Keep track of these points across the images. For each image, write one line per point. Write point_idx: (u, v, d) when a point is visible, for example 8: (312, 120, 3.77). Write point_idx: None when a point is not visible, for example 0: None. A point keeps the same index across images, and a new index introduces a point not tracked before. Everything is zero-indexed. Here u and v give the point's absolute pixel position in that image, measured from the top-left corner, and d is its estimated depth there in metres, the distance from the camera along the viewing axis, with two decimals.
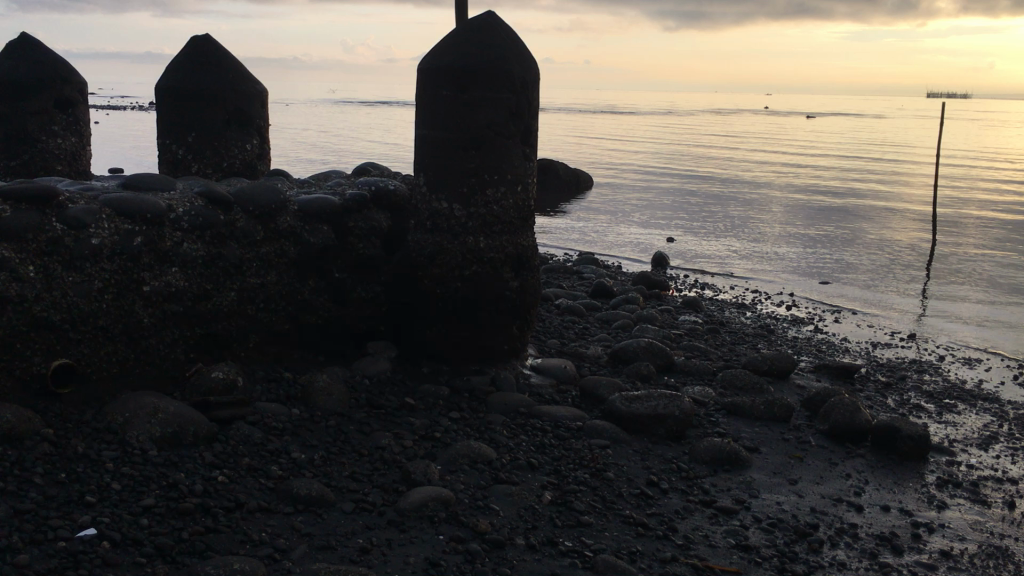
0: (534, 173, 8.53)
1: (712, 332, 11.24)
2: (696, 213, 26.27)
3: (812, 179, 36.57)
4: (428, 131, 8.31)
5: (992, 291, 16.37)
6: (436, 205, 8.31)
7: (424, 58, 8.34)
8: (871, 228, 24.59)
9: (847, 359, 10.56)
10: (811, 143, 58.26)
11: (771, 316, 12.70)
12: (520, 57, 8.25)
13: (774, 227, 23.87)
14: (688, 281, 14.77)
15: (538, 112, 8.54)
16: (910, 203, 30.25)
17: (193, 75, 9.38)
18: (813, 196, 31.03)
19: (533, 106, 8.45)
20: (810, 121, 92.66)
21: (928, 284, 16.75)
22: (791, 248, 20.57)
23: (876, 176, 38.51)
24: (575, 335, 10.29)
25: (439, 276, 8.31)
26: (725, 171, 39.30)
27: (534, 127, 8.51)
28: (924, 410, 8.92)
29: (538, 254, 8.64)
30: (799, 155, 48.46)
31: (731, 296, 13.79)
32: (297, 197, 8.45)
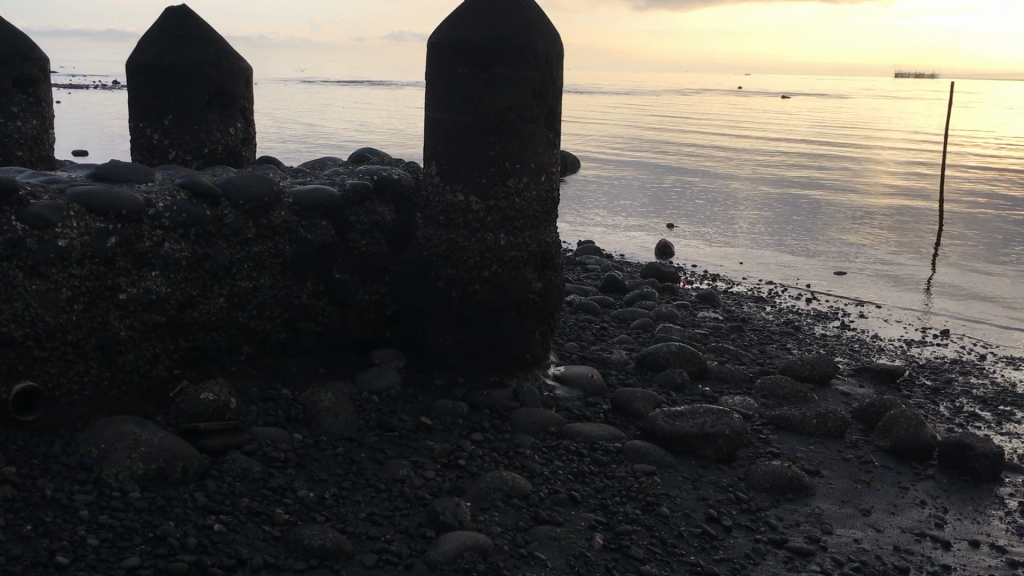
0: (557, 162, 7.64)
1: (737, 331, 10.45)
2: (686, 202, 25.56)
3: (797, 164, 35.99)
4: (440, 115, 7.40)
5: (1006, 287, 15.74)
6: (450, 199, 7.41)
7: (435, 33, 7.44)
8: (867, 215, 24.01)
9: (885, 360, 9.80)
10: (790, 126, 57.76)
11: (793, 311, 11.94)
12: (545, 31, 7.34)
13: (768, 217, 23.24)
14: (697, 273, 14.00)
15: (563, 92, 7.65)
16: (900, 186, 29.74)
17: (169, 49, 8.34)
18: (802, 182, 30.42)
19: (557, 85, 7.55)
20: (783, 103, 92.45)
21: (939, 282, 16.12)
22: (791, 239, 19.91)
23: (861, 160, 37.96)
24: (592, 337, 9.44)
25: (453, 278, 7.41)
26: (708, 156, 38.65)
27: (559, 109, 7.62)
28: (982, 420, 8.15)
29: (561, 252, 7.76)
30: (781, 138, 47.90)
31: (745, 290, 13.03)
32: (291, 188, 7.49)
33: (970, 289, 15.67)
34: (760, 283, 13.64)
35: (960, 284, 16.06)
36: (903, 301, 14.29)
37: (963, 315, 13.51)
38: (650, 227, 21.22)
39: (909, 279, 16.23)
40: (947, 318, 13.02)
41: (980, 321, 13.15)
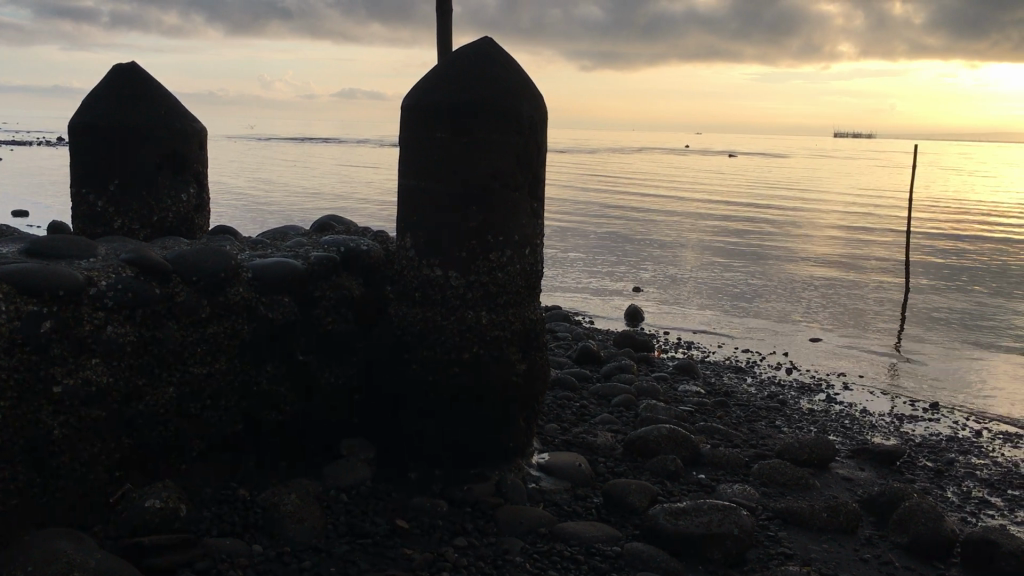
0: (543, 233, 7.07)
1: (723, 406, 9.90)
2: (647, 267, 25.26)
3: (753, 226, 36.12)
4: (416, 182, 6.82)
5: (977, 359, 15.52)
6: (427, 273, 6.79)
7: (410, 95, 6.89)
8: (828, 280, 23.88)
9: (880, 438, 9.30)
10: (739, 186, 58.40)
11: (775, 382, 11.43)
12: (529, 93, 6.83)
13: (731, 283, 22.99)
14: (671, 341, 13.49)
15: (547, 158, 7.11)
16: (857, 250, 29.84)
17: (116, 110, 7.68)
18: (759, 245, 30.40)
19: (542, 152, 7.02)
20: (730, 163, 93.89)
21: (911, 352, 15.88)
22: (757, 306, 19.61)
23: (814, 222, 38.23)
24: (573, 418, 8.81)
25: (431, 360, 6.76)
26: (663, 217, 38.65)
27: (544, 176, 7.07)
28: (993, 507, 7.62)
29: (547, 330, 7.15)
30: (733, 199, 48.26)
31: (722, 359, 12.53)
32: (251, 261, 6.80)
33: (942, 360, 15.41)
34: (736, 351, 13.17)
35: (932, 355, 15.79)
36: (879, 372, 13.93)
37: (943, 389, 13.16)
38: (614, 294, 20.80)
39: (881, 350, 15.93)
40: (928, 392, 12.64)
41: (962, 394, 12.79)
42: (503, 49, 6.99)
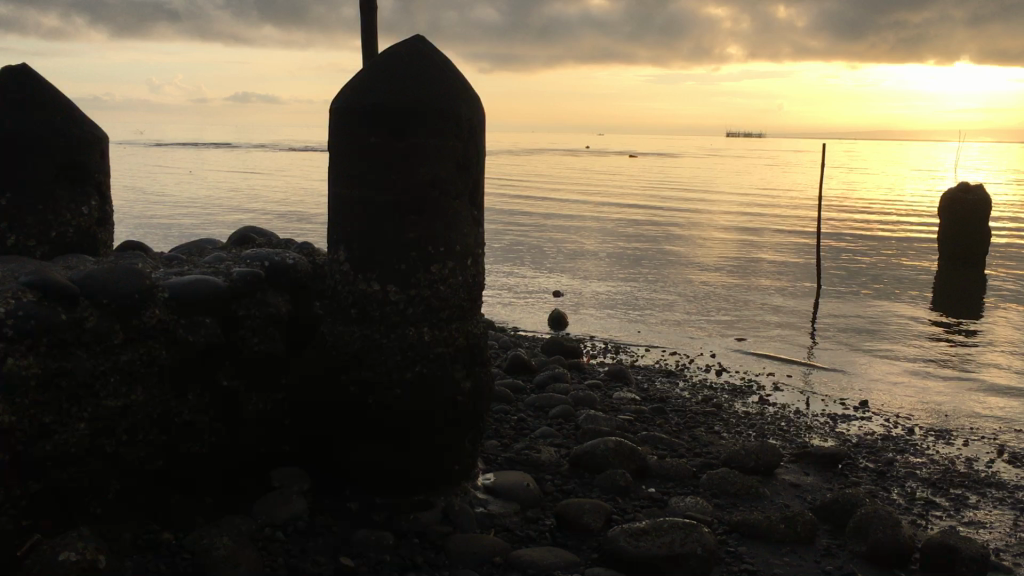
0: (484, 242, 6.70)
1: (660, 413, 9.71)
2: (563, 262, 25.05)
3: (661, 223, 36.43)
4: (348, 191, 6.37)
5: (893, 351, 15.76)
6: (364, 288, 6.35)
7: (339, 97, 6.43)
8: (742, 273, 24.07)
9: (818, 438, 9.23)
10: (643, 185, 59.05)
11: (707, 385, 11.29)
12: (465, 93, 6.43)
13: (648, 278, 22.95)
14: (599, 346, 13.28)
15: (486, 162, 6.73)
16: (764, 245, 30.35)
17: (9, 115, 7.01)
18: (669, 241, 30.60)
19: (481, 156, 6.64)
20: (631, 162, 95.13)
21: (829, 346, 16.04)
22: (677, 302, 19.56)
23: (718, 219, 38.81)
24: (513, 433, 8.45)
25: (369, 381, 6.34)
26: (573, 216, 38.63)
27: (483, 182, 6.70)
28: (939, 506, 7.56)
29: (490, 345, 6.80)
30: (638, 197, 48.70)
31: (652, 363, 12.35)
32: (167, 280, 6.23)
33: (860, 352, 15.59)
34: (665, 355, 13.02)
35: (852, 347, 15.94)
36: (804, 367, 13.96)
37: (867, 382, 13.24)
38: (533, 291, 20.49)
39: (802, 344, 16.01)
40: (853, 387, 12.70)
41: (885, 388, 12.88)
42: (435, 47, 6.58)
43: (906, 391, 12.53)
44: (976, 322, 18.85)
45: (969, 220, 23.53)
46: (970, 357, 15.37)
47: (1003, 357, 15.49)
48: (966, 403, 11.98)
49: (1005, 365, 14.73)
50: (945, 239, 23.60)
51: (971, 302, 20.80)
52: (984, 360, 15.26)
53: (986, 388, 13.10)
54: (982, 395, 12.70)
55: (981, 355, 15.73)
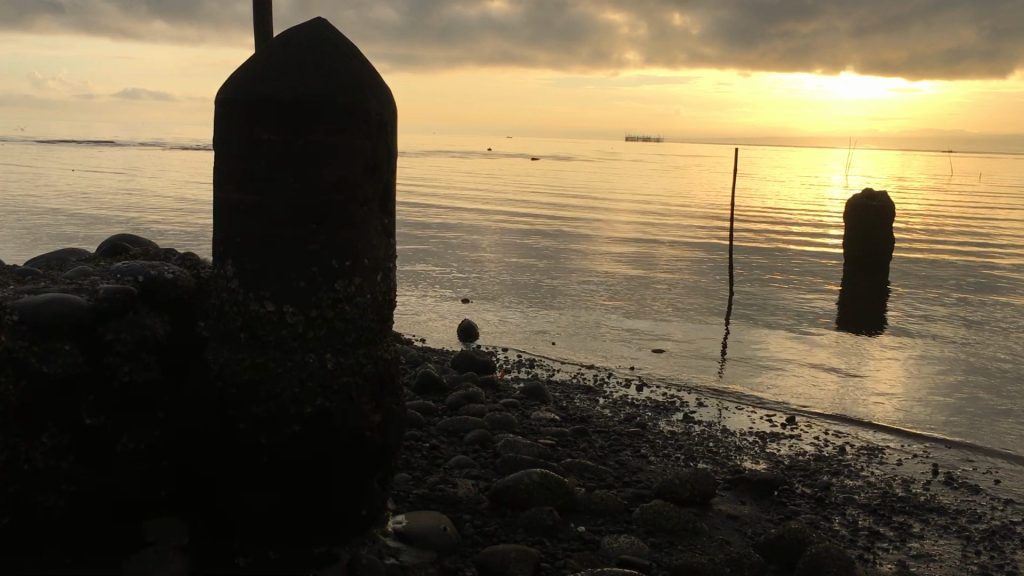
0: (395, 254, 5.88)
1: (583, 435, 9.04)
2: (467, 269, 24.27)
3: (568, 229, 36.00)
4: (238, 197, 5.48)
5: (806, 361, 15.51)
6: (255, 309, 5.45)
7: (228, 87, 5.53)
8: (651, 279, 23.72)
9: (748, 461, 8.71)
10: (548, 189, 58.74)
11: (628, 402, 10.70)
12: (373, 85, 5.59)
13: (555, 284, 22.40)
14: (513, 360, 12.56)
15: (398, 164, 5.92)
16: (671, 252, 30.18)
17: None
18: (577, 248, 30.14)
19: (392, 157, 5.81)
20: (534, 165, 95.03)
21: (744, 356, 15.68)
22: (585, 310, 19.03)
23: (624, 225, 38.65)
24: (426, 463, 7.65)
25: (262, 416, 5.46)
26: (478, 220, 37.86)
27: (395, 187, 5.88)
28: (884, 536, 7.09)
29: (402, 370, 5.98)
30: (544, 202, 48.31)
31: (568, 378, 11.70)
32: (16, 300, 5.22)
33: (775, 362, 15.28)
34: (581, 369, 12.40)
35: (765, 357, 15.64)
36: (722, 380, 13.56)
37: (785, 394, 12.88)
38: (436, 299, 19.67)
39: (716, 354, 15.65)
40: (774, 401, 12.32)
41: (804, 400, 12.53)
42: (338, 31, 5.71)
43: (826, 405, 12.21)
44: (882, 331, 18.89)
45: (875, 229, 23.71)
46: (880, 367, 15.27)
47: (913, 367, 15.44)
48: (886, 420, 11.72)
49: (915, 378, 14.65)
50: (851, 246, 23.86)
51: (875, 310, 20.93)
52: (893, 371, 15.12)
53: (901, 401, 12.91)
54: (899, 408, 12.49)
55: (889, 365, 15.60)
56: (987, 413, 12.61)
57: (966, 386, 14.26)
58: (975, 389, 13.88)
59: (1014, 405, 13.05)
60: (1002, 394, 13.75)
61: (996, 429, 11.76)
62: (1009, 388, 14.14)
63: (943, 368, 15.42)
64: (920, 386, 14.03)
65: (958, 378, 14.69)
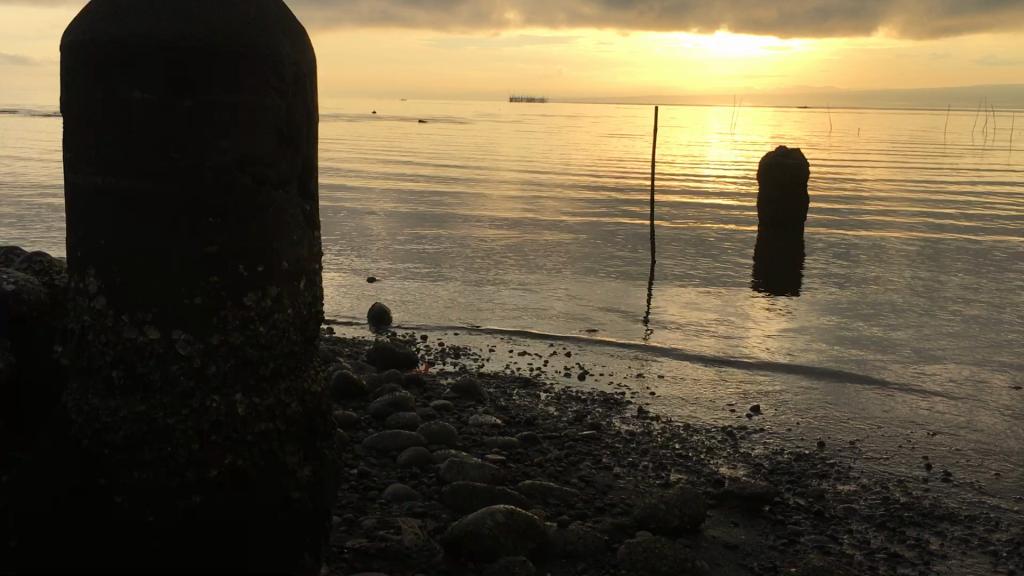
0: (321, 254, 4.42)
1: (533, 444, 7.79)
2: (359, 236, 22.61)
3: (465, 193, 34.59)
4: (104, 182, 3.95)
5: (735, 322, 14.69)
6: (134, 339, 3.93)
7: (81, 28, 3.96)
8: (560, 244, 22.59)
9: (725, 467, 7.60)
10: (437, 152, 56.97)
11: (573, 396, 9.49)
12: (287, 26, 4.10)
13: (457, 248, 21.03)
14: (436, 349, 11.19)
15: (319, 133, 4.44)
16: (573, 214, 29.18)
17: None
18: (477, 211, 28.76)
19: (313, 123, 4.33)
20: (419, 128, 92.71)
21: (671, 318, 14.75)
22: (493, 276, 17.76)
23: (520, 188, 37.42)
24: (357, 497, 6.23)
25: (151, 483, 3.96)
26: (368, 185, 35.97)
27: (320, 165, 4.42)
28: (903, 559, 6.09)
29: (333, 405, 4.54)
30: (434, 166, 46.61)
31: (501, 370, 10.39)
32: None
33: (705, 326, 14.40)
34: (511, 355, 11.14)
35: (691, 321, 14.75)
36: (655, 346, 12.54)
37: (727, 358, 11.94)
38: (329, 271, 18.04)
39: (639, 317, 14.64)
40: (719, 367, 11.37)
41: (750, 364, 11.62)
42: None
43: (772, 369, 11.32)
44: (796, 291, 18.34)
45: (787, 187, 23.21)
46: (814, 329, 14.56)
47: (841, 329, 14.78)
48: (842, 382, 10.88)
49: (848, 337, 13.96)
50: (764, 205, 23.36)
51: (791, 270, 20.42)
52: (826, 329, 14.45)
53: (846, 363, 12.16)
54: (847, 370, 11.72)
55: (821, 325, 14.94)
56: (933, 368, 12.01)
57: (901, 344, 13.63)
58: (913, 348, 13.32)
59: (955, 362, 12.51)
60: (941, 351, 13.21)
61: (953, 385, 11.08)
62: (945, 347, 13.62)
63: (875, 328, 14.87)
64: (856, 346, 13.36)
65: (891, 338, 14.12)
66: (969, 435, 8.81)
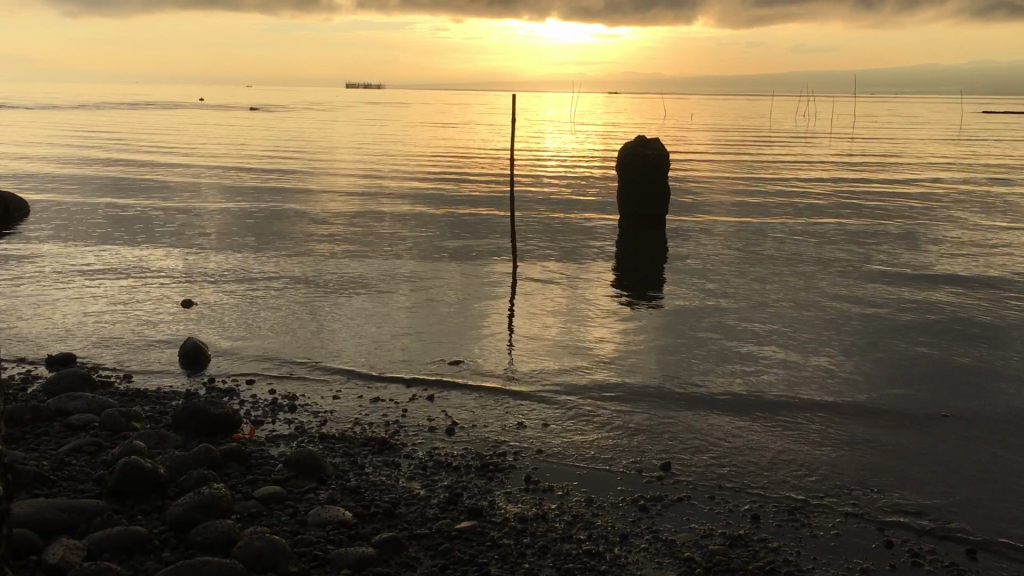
0: None
1: (398, 556, 5.77)
2: (181, 242, 19.72)
3: (303, 185, 31.75)
4: None
5: (609, 323, 13.10)
6: None
7: None
8: (411, 241, 20.42)
9: (650, 569, 5.83)
10: (271, 141, 53.18)
11: (443, 464, 7.50)
12: None
13: (294, 254, 18.52)
14: (266, 403, 8.96)
15: None
16: (422, 205, 26.98)
17: None
18: (316, 206, 26.13)
19: None
20: (249, 116, 87.58)
21: (541, 322, 13.01)
22: (336, 284, 15.41)
23: (363, 178, 34.81)
24: None
25: None
26: (194, 178, 32.46)
27: None
28: None
29: None
30: (268, 157, 43.15)
31: (349, 429, 8.26)
32: None
33: (578, 327, 12.73)
34: (362, 404, 9.06)
35: (563, 323, 13.03)
36: (526, 365, 10.77)
37: (614, 380, 10.28)
38: (139, 283, 15.26)
39: (506, 325, 12.69)
40: (605, 394, 9.71)
41: (643, 390, 9.87)
42: None
43: (671, 397, 9.69)
44: (663, 281, 17.02)
45: (649, 180, 21.99)
46: (697, 322, 13.14)
47: (723, 318, 13.43)
48: (756, 409, 9.27)
49: (735, 330, 12.60)
50: (625, 200, 22.19)
51: (656, 261, 19.13)
52: (709, 322, 13.09)
53: (750, 373, 10.59)
54: (745, 381, 10.30)
55: (702, 315, 13.53)
56: (834, 371, 10.75)
57: (790, 334, 12.39)
58: (802, 339, 12.10)
59: (852, 359, 11.31)
60: (832, 342, 12.04)
61: (874, 401, 9.64)
62: (836, 335, 12.47)
63: (758, 313, 13.58)
64: (753, 347, 11.83)
65: (777, 325, 12.87)
66: (927, 491, 7.32)
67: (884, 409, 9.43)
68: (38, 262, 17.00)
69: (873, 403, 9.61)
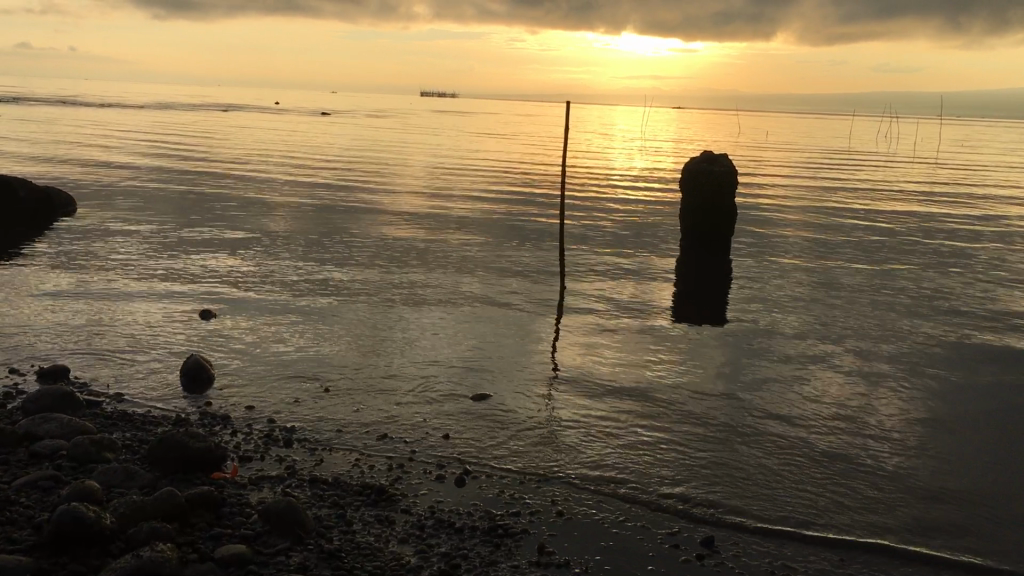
0: None
1: None
2: (221, 256, 19.03)
3: (359, 200, 31.14)
4: None
5: (657, 369, 11.93)
6: None
7: None
8: (458, 264, 19.43)
9: None
10: (335, 150, 52.95)
11: (445, 523, 6.41)
12: None
13: (335, 274, 17.69)
14: (261, 435, 7.96)
15: None
16: (477, 226, 26.07)
17: None
18: (368, 224, 25.36)
19: None
20: (320, 123, 87.96)
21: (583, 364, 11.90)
22: (368, 309, 14.49)
23: (422, 194, 34.11)
24: None
25: None
26: (252, 189, 32.08)
27: None
28: None
29: None
30: (330, 167, 42.76)
31: (345, 473, 7.21)
32: None
33: (621, 372, 11.59)
34: (367, 443, 8.02)
35: (607, 365, 11.91)
36: (561, 410, 9.66)
37: (659, 434, 9.10)
38: (168, 298, 14.53)
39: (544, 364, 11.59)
40: (646, 451, 8.55)
41: (690, 448, 8.70)
42: None
43: (722, 459, 8.49)
44: (724, 315, 15.75)
45: (715, 198, 20.67)
46: (752, 374, 11.91)
47: (785, 372, 12.16)
48: (818, 482, 8.05)
49: (797, 386, 11.35)
50: (689, 218, 20.93)
51: (716, 289, 17.86)
52: (768, 376, 11.84)
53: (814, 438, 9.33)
54: (807, 448, 9.05)
55: (761, 368, 12.29)
56: (908, 442, 9.47)
57: (857, 396, 11.12)
58: (872, 403, 10.81)
59: (927, 429, 10.03)
60: (906, 409, 10.74)
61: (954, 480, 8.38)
62: (908, 400, 11.18)
63: (821, 371, 12.32)
64: (817, 406, 10.57)
65: (844, 385, 11.60)
66: None
67: (969, 493, 8.17)
68: (72, 272, 16.40)
69: (954, 487, 8.35)
